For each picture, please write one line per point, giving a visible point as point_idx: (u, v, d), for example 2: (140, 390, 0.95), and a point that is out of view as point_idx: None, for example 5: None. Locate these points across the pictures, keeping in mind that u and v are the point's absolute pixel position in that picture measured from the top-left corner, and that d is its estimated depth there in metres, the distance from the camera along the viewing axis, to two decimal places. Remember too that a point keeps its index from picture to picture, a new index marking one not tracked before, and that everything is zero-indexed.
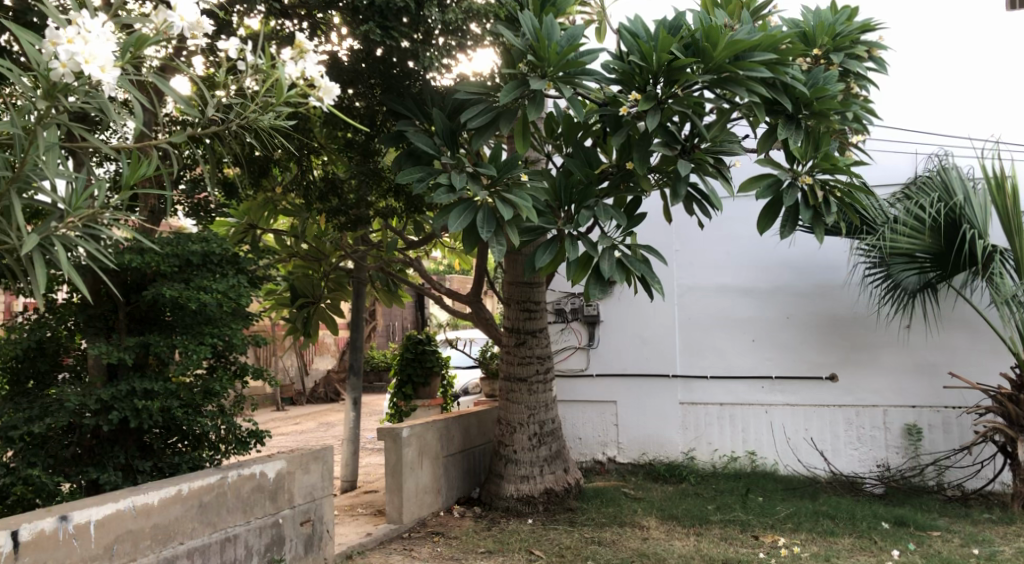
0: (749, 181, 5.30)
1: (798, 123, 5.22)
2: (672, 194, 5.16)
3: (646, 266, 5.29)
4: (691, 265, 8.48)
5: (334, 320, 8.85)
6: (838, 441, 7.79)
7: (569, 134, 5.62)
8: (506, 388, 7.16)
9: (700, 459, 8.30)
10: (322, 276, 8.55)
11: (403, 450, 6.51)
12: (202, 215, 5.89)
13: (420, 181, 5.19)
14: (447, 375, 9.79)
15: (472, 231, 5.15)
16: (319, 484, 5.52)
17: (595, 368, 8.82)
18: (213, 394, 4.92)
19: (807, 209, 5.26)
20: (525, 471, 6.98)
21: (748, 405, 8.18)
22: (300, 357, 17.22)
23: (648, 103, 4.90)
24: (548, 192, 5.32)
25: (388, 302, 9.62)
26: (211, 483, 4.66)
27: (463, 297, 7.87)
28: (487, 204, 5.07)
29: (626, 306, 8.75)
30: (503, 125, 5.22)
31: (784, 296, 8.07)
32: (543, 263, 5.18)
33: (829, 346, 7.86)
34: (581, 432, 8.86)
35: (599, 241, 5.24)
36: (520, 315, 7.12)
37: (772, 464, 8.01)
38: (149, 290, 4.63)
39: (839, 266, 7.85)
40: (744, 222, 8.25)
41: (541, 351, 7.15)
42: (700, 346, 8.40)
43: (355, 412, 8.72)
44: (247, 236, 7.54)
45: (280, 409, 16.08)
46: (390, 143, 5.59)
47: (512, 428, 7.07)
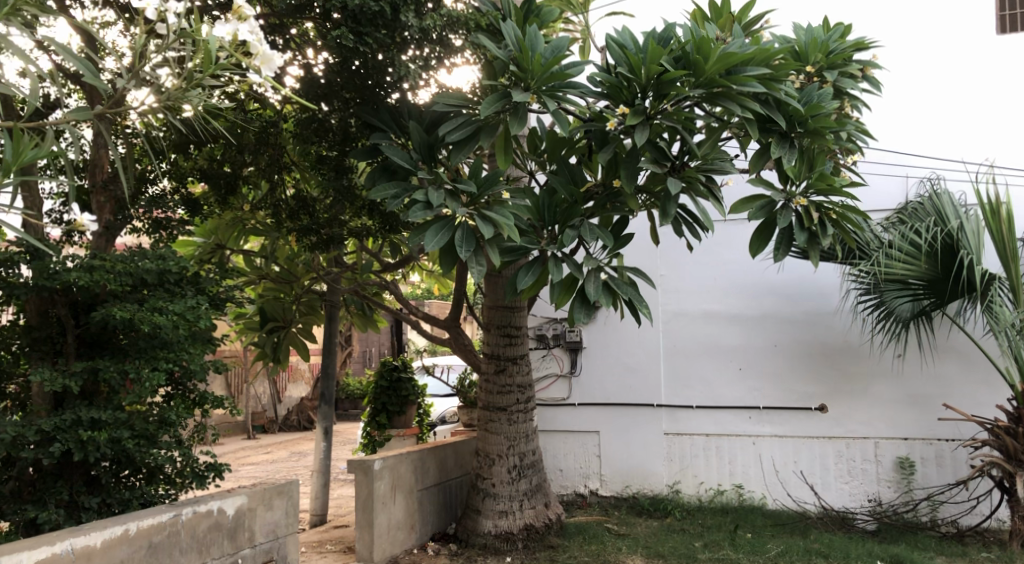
0: (739, 202, 5.15)
1: (792, 141, 5.10)
2: (661, 214, 4.85)
3: (633, 290, 5.02)
4: (676, 291, 8.25)
5: (305, 346, 8.48)
6: (828, 475, 7.56)
7: (553, 150, 5.36)
8: (485, 418, 6.82)
9: (685, 493, 8.00)
10: (294, 298, 8.20)
11: (374, 483, 6.16)
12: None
13: (394, 198, 4.90)
14: (424, 404, 9.41)
15: (450, 251, 4.85)
16: (282, 521, 5.10)
17: (577, 397, 8.50)
18: (169, 424, 4.53)
19: (801, 232, 5.07)
20: (504, 506, 6.62)
21: (736, 436, 7.91)
22: (273, 384, 16.73)
23: (635, 117, 4.67)
24: (531, 211, 5.06)
25: (363, 327, 9.33)
26: (163, 521, 4.20)
27: (441, 322, 7.56)
28: (466, 222, 4.78)
29: (609, 332, 8.47)
30: (483, 139, 4.96)
31: (772, 324, 7.84)
32: (524, 285, 4.90)
33: (818, 375, 7.64)
34: (562, 463, 8.52)
35: (584, 263, 4.98)
36: (499, 341, 6.82)
37: (760, 498, 7.74)
38: (98, 311, 4.24)
39: (830, 293, 7.64)
40: (732, 248, 8.04)
41: (522, 379, 6.83)
42: (686, 374, 8.14)
43: (326, 442, 8.32)
44: (215, 256, 7.20)
45: (251, 438, 15.57)
46: (364, 157, 5.29)
47: (490, 460, 6.72)
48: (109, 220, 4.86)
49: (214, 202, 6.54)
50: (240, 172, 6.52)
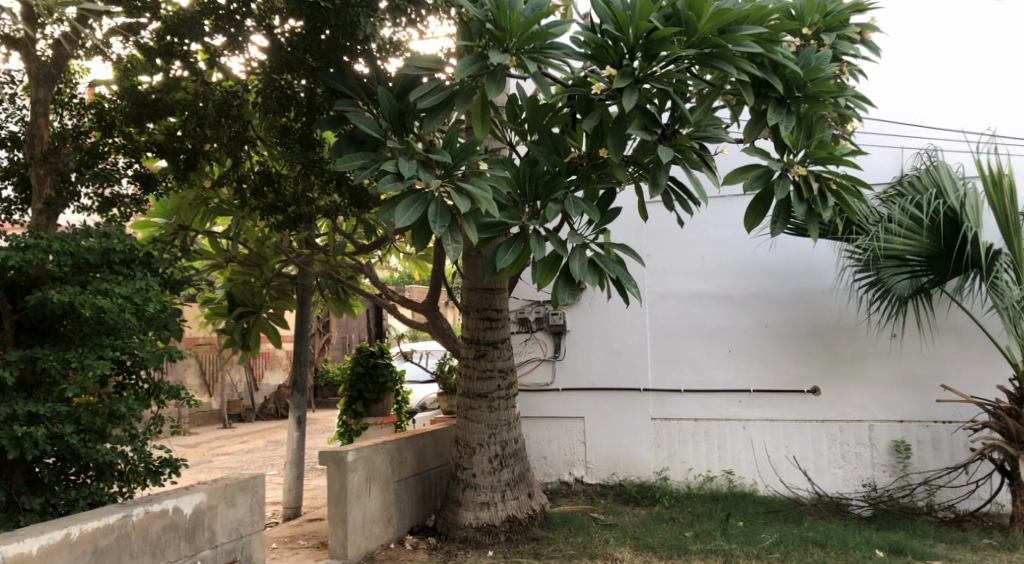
0: (734, 172, 4.92)
1: (789, 107, 4.87)
2: (651, 184, 4.50)
3: (621, 267, 4.69)
4: (663, 271, 7.95)
5: (276, 332, 8.09)
6: (820, 459, 7.34)
7: (534, 119, 4.97)
8: (464, 405, 6.49)
9: (673, 480, 7.73)
10: (264, 282, 7.79)
11: (347, 476, 5.81)
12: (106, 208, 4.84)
13: (361, 170, 4.52)
14: (402, 391, 9.07)
15: (423, 227, 4.46)
16: (247, 518, 4.75)
17: (561, 382, 8.18)
18: (119, 417, 4.14)
19: (801, 204, 4.86)
20: (486, 497, 6.30)
21: (725, 420, 7.66)
22: (249, 372, 16.29)
23: (623, 80, 4.36)
24: (511, 183, 4.70)
25: (338, 312, 8.95)
26: (111, 523, 3.83)
27: (418, 305, 7.20)
28: (440, 197, 4.41)
29: (594, 315, 8.16)
30: (458, 106, 4.60)
31: (762, 304, 7.58)
32: (504, 264, 4.55)
33: (810, 357, 7.40)
34: (546, 451, 8.21)
35: (568, 239, 4.64)
36: (479, 325, 6.47)
37: (751, 484, 7.50)
38: (33, 294, 3.82)
39: (823, 271, 7.38)
40: (721, 226, 7.75)
41: (503, 364, 6.49)
42: (674, 358, 7.86)
43: (299, 432, 7.95)
44: (177, 237, 6.79)
45: (226, 427, 15.14)
46: (329, 126, 4.89)
47: (470, 450, 6.40)
48: (50, 195, 4.37)
49: (173, 179, 6.03)
50: (200, 147, 5.95)
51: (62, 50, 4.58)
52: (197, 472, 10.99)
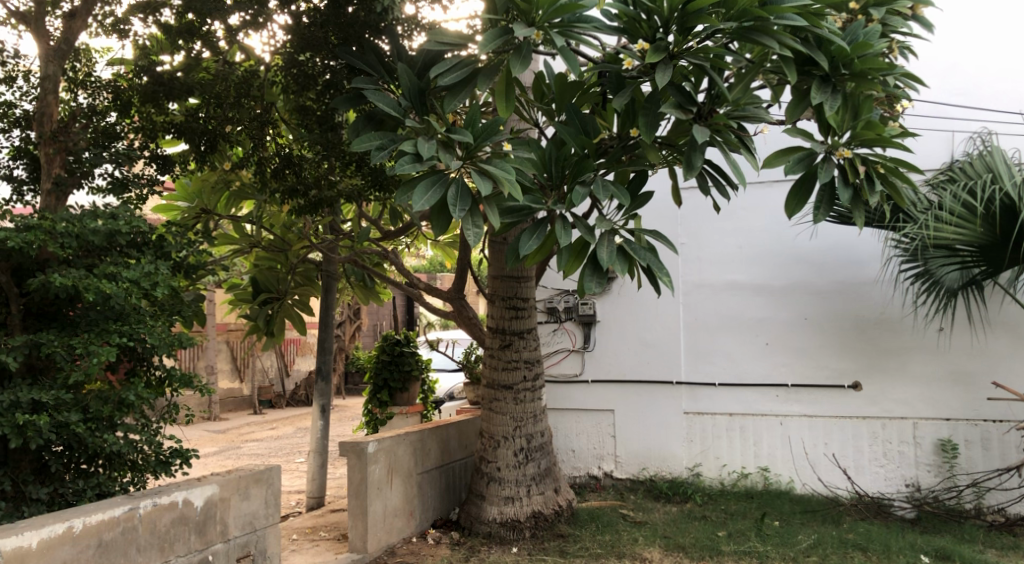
0: (774, 154, 4.60)
1: (834, 85, 4.58)
2: (685, 167, 4.20)
3: (651, 254, 4.43)
4: (698, 259, 7.65)
5: (301, 318, 7.97)
6: (861, 458, 7.01)
7: (562, 97, 4.71)
8: (488, 396, 6.28)
9: (706, 476, 7.46)
10: (289, 269, 7.66)
11: (368, 467, 5.66)
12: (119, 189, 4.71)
13: (379, 150, 4.29)
14: (428, 380, 8.91)
15: (442, 211, 4.25)
16: (261, 511, 4.62)
17: (590, 373, 7.94)
18: (128, 405, 4.02)
19: (846, 188, 4.51)
20: (510, 491, 6.10)
21: (761, 415, 7.36)
22: (279, 358, 16.33)
23: (656, 55, 4.08)
24: (536, 165, 4.47)
25: (365, 299, 8.80)
26: (116, 516, 3.71)
27: (443, 293, 7.01)
28: (460, 178, 4.19)
29: (625, 304, 7.89)
30: (481, 83, 4.35)
31: (801, 295, 7.25)
32: (527, 250, 4.32)
33: (852, 351, 7.06)
34: (574, 444, 7.98)
35: (596, 224, 4.40)
36: (505, 314, 6.26)
37: (787, 482, 7.20)
38: (36, 277, 3.69)
39: (867, 261, 7.03)
40: (758, 213, 7.43)
41: (529, 355, 6.27)
42: (708, 350, 7.57)
43: (323, 420, 7.83)
44: (200, 222, 6.68)
45: (257, 413, 15.19)
46: (347, 105, 4.68)
47: (495, 442, 6.20)
48: (59, 175, 4.25)
49: (194, 159, 5.83)
50: (220, 129, 5.78)
51: (71, 26, 4.46)
52: (225, 458, 11.01)
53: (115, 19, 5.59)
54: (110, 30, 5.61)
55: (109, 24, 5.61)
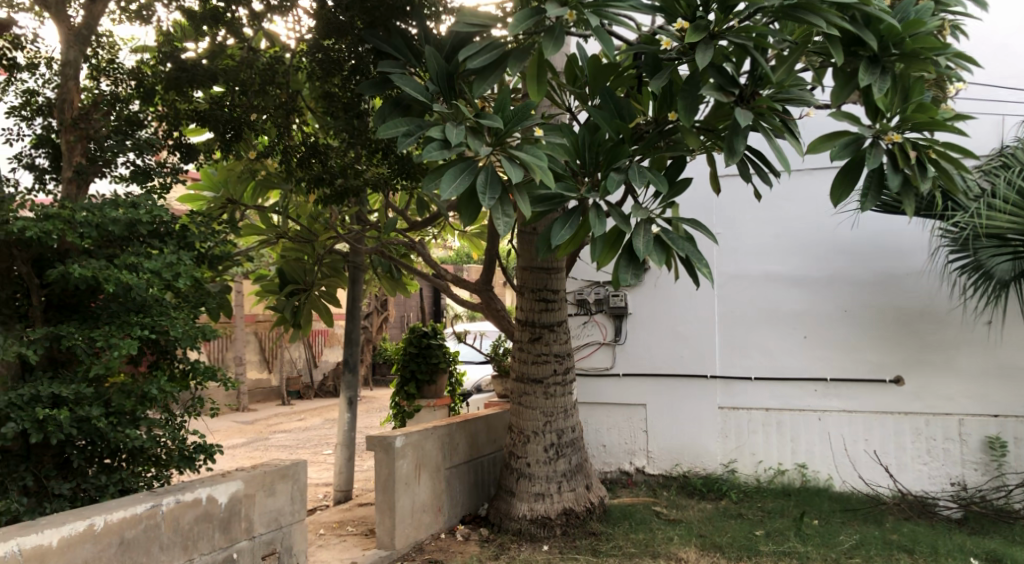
0: (818, 140, 4.32)
1: (883, 66, 4.25)
2: (727, 152, 3.99)
3: (689, 244, 4.23)
4: (733, 250, 7.41)
5: (328, 310, 7.87)
6: (904, 455, 6.75)
7: (595, 80, 4.51)
8: (518, 390, 6.13)
9: (741, 473, 7.24)
10: (316, 260, 7.56)
11: (395, 462, 5.54)
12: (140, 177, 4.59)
13: (406, 137, 4.12)
14: (456, 373, 8.79)
15: (472, 200, 4.09)
16: (287, 508, 4.53)
17: (621, 367, 7.75)
18: (150, 400, 3.93)
19: (896, 174, 4.21)
20: (540, 488, 5.95)
21: (799, 411, 7.12)
22: (307, 349, 16.35)
23: (696, 34, 3.86)
24: (568, 151, 4.29)
25: (392, 290, 8.69)
26: (138, 513, 3.61)
27: (471, 285, 6.86)
28: (490, 165, 4.03)
29: (657, 296, 7.68)
30: (512, 66, 4.17)
31: (842, 287, 6.99)
32: (559, 240, 4.14)
33: (895, 345, 6.79)
34: (605, 439, 7.80)
35: (631, 213, 4.21)
36: (534, 306, 6.09)
37: (826, 479, 6.97)
38: (55, 268, 3.61)
39: (911, 252, 6.75)
40: (796, 202, 7.18)
41: (560, 348, 6.10)
42: (743, 343, 7.34)
43: (351, 413, 7.74)
44: (226, 212, 6.60)
45: (285, 404, 15.22)
46: (373, 90, 4.52)
47: (525, 437, 6.05)
48: (80, 163, 4.16)
49: (218, 148, 5.73)
50: (245, 117, 5.67)
51: (92, 12, 4.37)
52: (253, 450, 11.02)
53: (139, 5, 5.51)
54: (134, 17, 5.53)
55: (132, 11, 5.54)
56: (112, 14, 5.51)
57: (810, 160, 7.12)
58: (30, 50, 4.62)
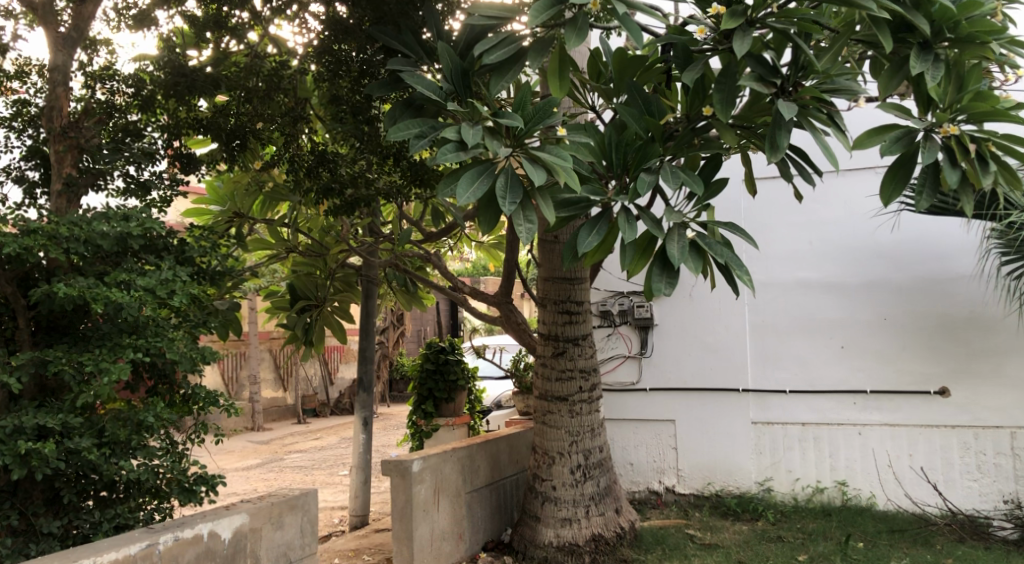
0: (865, 134, 3.94)
1: (935, 52, 3.87)
2: (769, 148, 3.65)
3: (727, 249, 3.88)
4: (764, 256, 7.05)
5: (341, 326, 7.55)
6: (951, 471, 6.33)
7: (621, 75, 4.18)
8: (541, 408, 5.78)
9: (777, 491, 6.84)
10: (329, 274, 7.28)
11: (412, 488, 5.22)
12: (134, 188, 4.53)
13: (418, 139, 3.79)
14: (475, 389, 8.45)
15: (490, 205, 3.76)
16: (296, 541, 4.23)
17: (648, 381, 7.36)
18: (147, 428, 3.65)
19: (954, 170, 3.81)
20: (567, 513, 5.59)
21: (838, 425, 6.71)
22: (323, 366, 16.09)
23: (733, 21, 3.52)
24: (594, 151, 3.97)
25: (407, 304, 8.39)
26: (134, 554, 3.31)
27: (489, 298, 6.53)
28: (509, 167, 3.69)
29: (685, 306, 7.31)
30: (532, 60, 3.85)
31: (881, 293, 6.61)
32: (586, 248, 3.82)
33: (940, 354, 6.40)
34: (633, 457, 7.40)
35: (663, 217, 3.87)
36: (557, 319, 5.76)
37: (868, 498, 6.55)
38: (39, 288, 3.35)
39: (954, 255, 6.38)
40: (830, 205, 6.81)
41: (585, 364, 5.75)
42: (777, 354, 6.95)
43: (366, 433, 7.43)
44: (234, 226, 6.35)
45: (301, 423, 14.95)
46: (382, 90, 4.21)
47: (549, 459, 5.70)
48: (70, 174, 3.93)
49: (221, 158, 5.44)
50: (251, 126, 5.41)
51: (82, 14, 4.13)
52: (268, 471, 10.73)
53: (138, 10, 5.28)
54: (133, 24, 5.29)
55: (131, 16, 5.30)
56: (110, 21, 5.26)
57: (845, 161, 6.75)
58: (19, 58, 4.38)
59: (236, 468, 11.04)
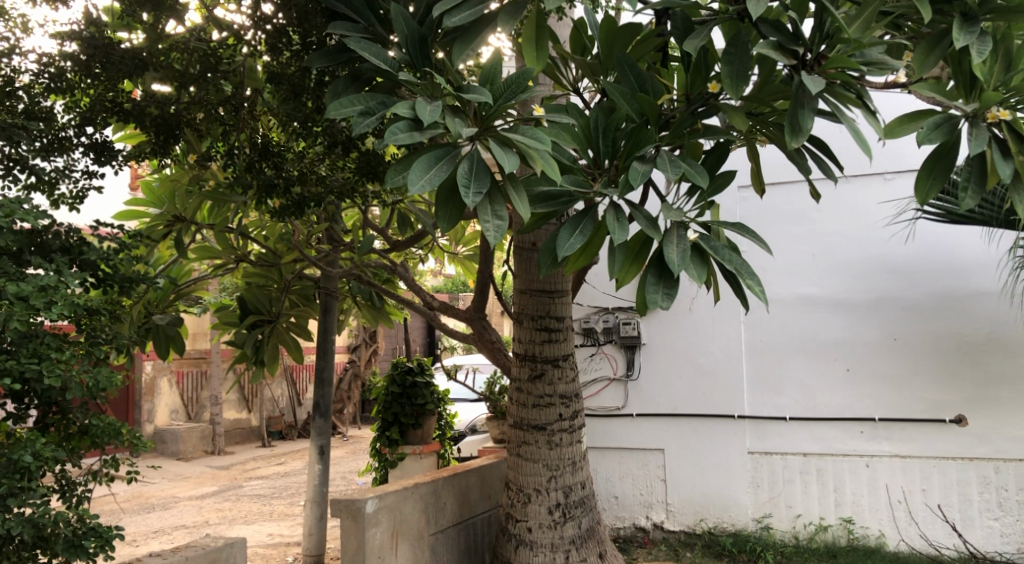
0: (897, 121, 3.35)
1: (980, 25, 3.26)
2: (789, 131, 3.04)
3: (736, 255, 3.24)
4: (761, 270, 6.44)
5: (296, 344, 6.81)
6: (969, 508, 5.72)
7: (609, 49, 3.58)
8: (515, 439, 5.10)
9: (777, 530, 6.18)
10: (283, 287, 6.57)
11: (366, 532, 4.53)
12: (20, 174, 3.74)
13: (364, 117, 3.15)
14: (446, 414, 7.74)
15: (452, 198, 3.12)
16: None
17: (635, 406, 6.69)
18: (22, 472, 2.94)
19: (1006, 160, 3.19)
20: (544, 559, 4.90)
21: (843, 456, 6.08)
22: (291, 386, 15.30)
23: None
24: (577, 137, 3.37)
25: (373, 320, 7.69)
26: None
27: (461, 313, 5.84)
28: (474, 152, 3.05)
29: (675, 324, 6.67)
30: (501, 25, 3.24)
31: (891, 311, 6.02)
32: (568, 251, 3.17)
33: (955, 379, 5.80)
34: (617, 490, 6.71)
35: (659, 215, 3.24)
36: (535, 337, 5.09)
37: (877, 538, 5.92)
38: None
39: (971, 270, 5.82)
40: (834, 214, 6.25)
41: (566, 389, 5.07)
42: (778, 378, 6.32)
43: (323, 462, 6.68)
44: (172, 231, 5.62)
45: (266, 446, 14.12)
46: (324, 62, 3.57)
47: (524, 496, 5.02)
48: None
49: (150, 152, 4.75)
50: (186, 114, 4.72)
51: None
52: (222, 500, 9.89)
53: None
54: None
55: None
56: None
57: (867, 162, 6.18)
58: None
59: (189, 496, 10.19)
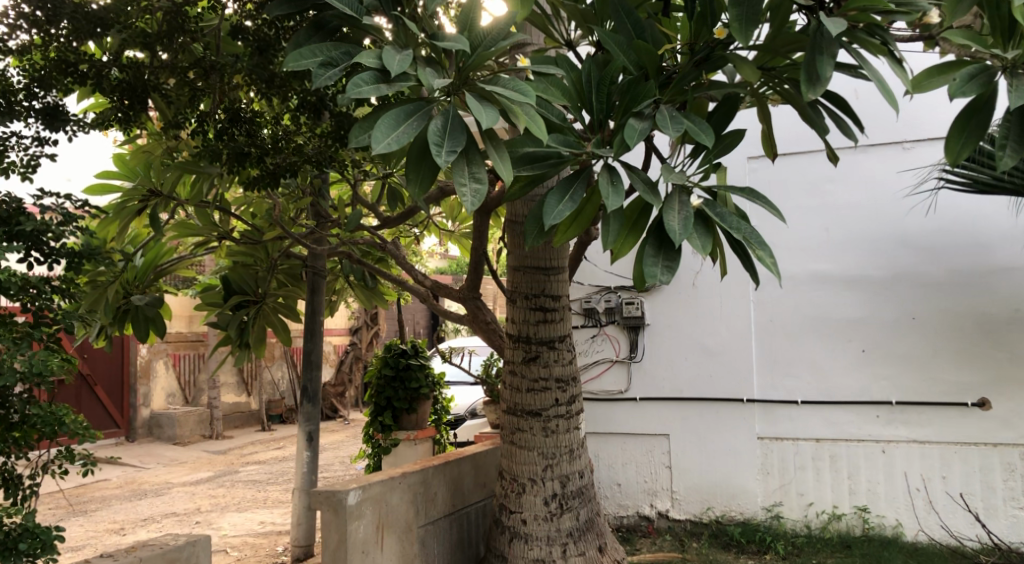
0: (925, 74, 2.98)
1: None
2: (806, 81, 2.69)
3: (745, 223, 2.89)
4: (771, 246, 6.08)
5: (283, 326, 6.50)
6: (992, 496, 5.39)
7: None
8: (509, 426, 4.78)
9: (788, 519, 5.86)
10: (269, 265, 6.24)
11: (347, 525, 4.23)
12: None
13: (325, 69, 2.82)
14: (442, 398, 7.42)
15: (425, 159, 2.78)
16: None
17: (638, 389, 6.36)
18: None
19: None
20: (540, 553, 4.60)
21: (858, 442, 5.74)
22: (291, 370, 15.07)
23: None
24: (567, 92, 3.03)
25: (367, 302, 7.35)
26: None
27: (454, 293, 5.50)
28: (450, 108, 2.71)
29: (680, 303, 6.33)
30: None
31: (911, 288, 5.66)
32: (556, 220, 2.81)
33: (979, 361, 5.45)
34: (620, 477, 6.38)
35: (659, 178, 2.89)
36: (529, 317, 4.76)
37: (893, 527, 5.60)
38: None
39: (995, 245, 5.46)
40: (850, 185, 5.88)
41: (562, 372, 4.74)
42: (789, 360, 5.97)
43: (311, 449, 6.37)
44: (145, 205, 5.26)
45: (266, 431, 13.91)
46: (288, 10, 3.22)
47: (519, 486, 4.71)
48: None
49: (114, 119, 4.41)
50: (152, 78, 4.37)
51: None
52: (216, 486, 9.64)
53: None
54: None
55: None
56: None
57: (885, 130, 5.81)
58: None
59: (182, 482, 9.95)
